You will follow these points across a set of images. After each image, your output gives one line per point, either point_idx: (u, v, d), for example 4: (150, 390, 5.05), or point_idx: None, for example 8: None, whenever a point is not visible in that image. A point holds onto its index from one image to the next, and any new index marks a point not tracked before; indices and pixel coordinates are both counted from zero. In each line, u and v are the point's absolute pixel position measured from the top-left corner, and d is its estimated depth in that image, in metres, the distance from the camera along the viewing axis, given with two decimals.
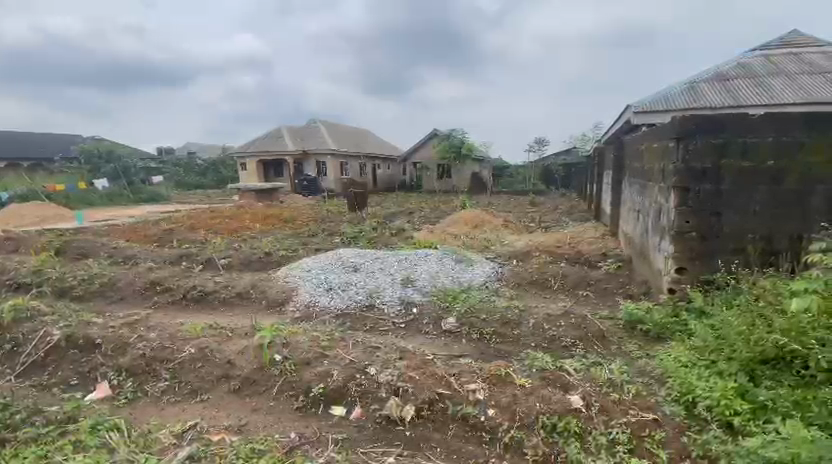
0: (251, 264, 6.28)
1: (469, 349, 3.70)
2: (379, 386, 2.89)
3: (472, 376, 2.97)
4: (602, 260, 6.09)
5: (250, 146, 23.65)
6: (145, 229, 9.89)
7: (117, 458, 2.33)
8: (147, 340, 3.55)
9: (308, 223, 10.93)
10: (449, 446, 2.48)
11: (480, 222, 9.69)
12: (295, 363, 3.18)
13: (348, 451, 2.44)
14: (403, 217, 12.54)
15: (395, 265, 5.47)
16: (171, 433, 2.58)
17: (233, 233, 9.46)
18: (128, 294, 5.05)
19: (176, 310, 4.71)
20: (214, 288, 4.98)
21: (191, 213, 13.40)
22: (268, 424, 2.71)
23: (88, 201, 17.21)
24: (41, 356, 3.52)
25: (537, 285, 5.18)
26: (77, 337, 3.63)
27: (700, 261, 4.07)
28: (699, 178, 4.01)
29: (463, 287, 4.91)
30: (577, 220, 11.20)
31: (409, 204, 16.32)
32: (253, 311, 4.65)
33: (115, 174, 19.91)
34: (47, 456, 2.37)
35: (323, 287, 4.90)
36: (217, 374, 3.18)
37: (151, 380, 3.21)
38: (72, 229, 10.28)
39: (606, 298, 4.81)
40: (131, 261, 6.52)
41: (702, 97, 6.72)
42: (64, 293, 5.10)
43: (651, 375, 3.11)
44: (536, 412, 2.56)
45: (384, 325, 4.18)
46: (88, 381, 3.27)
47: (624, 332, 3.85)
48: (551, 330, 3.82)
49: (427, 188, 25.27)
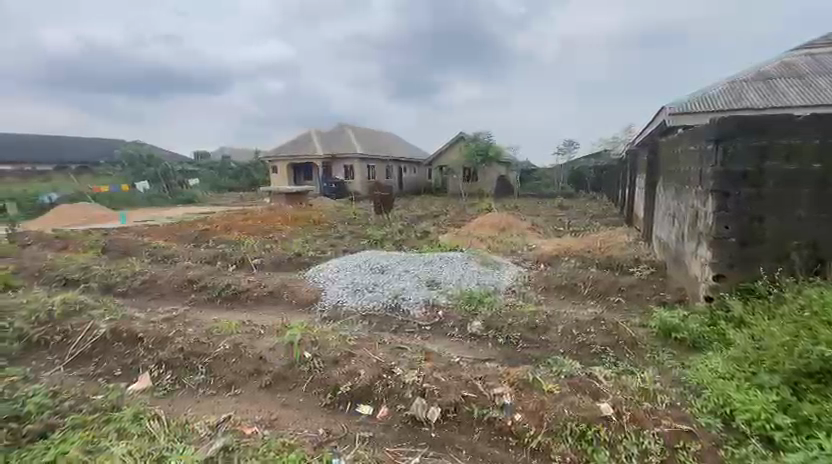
0: (281, 264, 6.46)
1: (495, 353, 3.68)
2: (405, 386, 2.91)
3: (498, 379, 2.95)
4: (634, 266, 5.91)
5: (281, 149, 24.32)
6: (182, 229, 10.34)
7: (158, 446, 2.45)
8: (185, 335, 3.72)
9: (335, 225, 11.13)
10: (474, 449, 2.48)
11: (506, 226, 9.60)
12: (322, 362, 3.25)
13: (374, 449, 2.48)
14: (428, 220, 12.56)
15: (420, 268, 5.50)
16: (206, 424, 2.69)
17: (264, 234, 9.75)
18: (167, 291, 5.30)
19: (211, 308, 4.91)
20: (246, 286, 5.15)
21: (225, 214, 13.92)
22: (297, 420, 2.79)
23: (130, 203, 18.15)
24: (88, 347, 3.74)
25: (566, 290, 5.08)
26: (121, 330, 3.84)
27: (741, 269, 3.88)
28: (739, 181, 3.85)
29: (488, 290, 4.89)
30: (607, 224, 10.92)
31: (434, 208, 16.35)
32: (283, 309, 4.79)
33: (155, 177, 20.90)
34: (93, 442, 2.52)
35: (350, 288, 4.98)
36: (249, 370, 3.29)
37: (188, 373, 3.36)
38: (116, 229, 10.89)
39: (639, 305, 4.67)
40: (170, 260, 6.85)
41: (742, 97, 6.43)
42: (109, 288, 5.40)
43: (686, 385, 3.00)
44: (564, 418, 2.52)
45: (410, 327, 4.20)
46: (131, 372, 3.46)
47: (657, 340, 3.73)
48: (580, 336, 3.75)
49: (452, 191, 25.19)
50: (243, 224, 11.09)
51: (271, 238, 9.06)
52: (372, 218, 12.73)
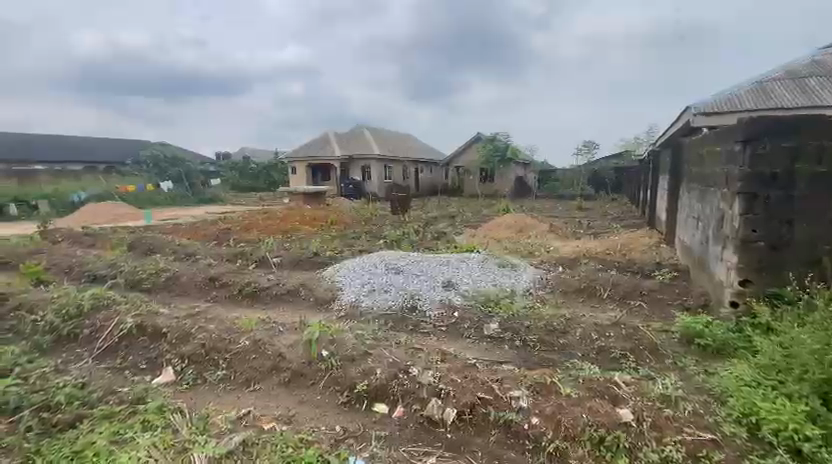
0: (299, 263, 6.56)
1: (512, 355, 3.65)
2: (421, 386, 2.92)
3: (515, 382, 2.93)
4: (656, 269, 5.78)
5: (300, 150, 24.67)
6: (204, 228, 10.60)
7: (181, 437, 2.52)
8: (207, 331, 3.81)
9: (352, 225, 11.23)
10: (490, 452, 2.47)
11: (524, 227, 9.51)
12: (340, 360, 3.29)
13: (390, 448, 2.50)
14: (445, 221, 12.54)
15: (437, 268, 5.50)
16: (227, 418, 2.76)
17: (283, 233, 9.90)
18: (189, 287, 5.43)
19: (232, 304, 5.03)
20: (266, 284, 5.24)
21: (245, 214, 14.21)
22: (314, 417, 2.83)
23: (154, 202, 18.71)
24: (115, 341, 3.87)
25: (585, 293, 5.00)
26: (146, 325, 3.96)
27: (769, 274, 3.75)
28: (768, 183, 3.72)
29: (506, 292, 4.85)
30: (628, 227, 10.70)
31: (450, 208, 16.34)
32: (301, 308, 4.86)
33: (179, 177, 21.47)
34: (120, 432, 2.61)
35: (366, 287, 5.02)
36: (268, 366, 3.36)
37: (210, 368, 3.44)
38: (142, 227, 11.25)
39: (660, 309, 4.56)
40: (192, 258, 7.03)
41: (771, 96, 6.21)
42: (135, 284, 5.57)
43: (709, 393, 2.93)
44: (583, 423, 2.49)
45: (425, 327, 4.21)
46: (155, 366, 3.57)
47: (679, 346, 3.64)
48: (599, 340, 3.70)
49: (469, 192, 25.11)
50: (262, 223, 11.30)
51: (290, 238, 9.21)
52: (389, 219, 12.80)
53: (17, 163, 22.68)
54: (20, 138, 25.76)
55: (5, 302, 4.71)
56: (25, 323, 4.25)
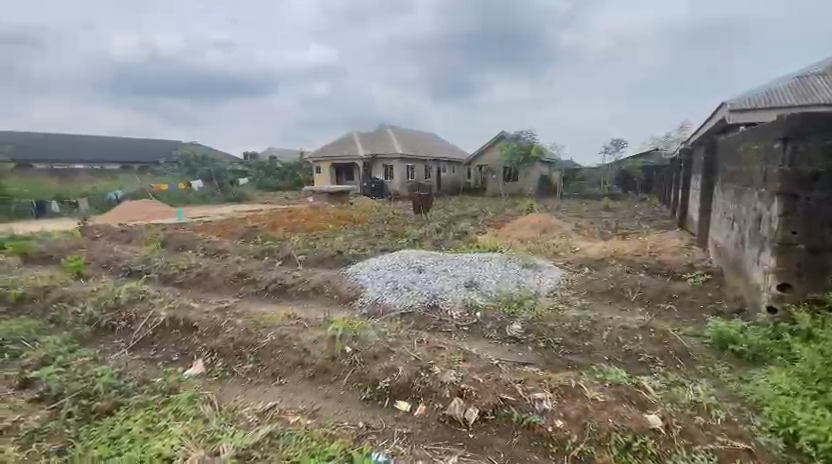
0: (323, 261, 6.66)
1: (535, 357, 3.60)
2: (443, 385, 2.92)
3: (539, 384, 2.89)
4: (687, 272, 5.57)
5: (324, 150, 25.03)
6: (232, 226, 10.91)
7: (210, 428, 2.61)
8: (236, 325, 3.93)
9: (375, 224, 11.33)
10: (513, 453, 2.44)
11: (548, 227, 9.36)
12: (363, 357, 3.33)
13: (412, 446, 2.51)
14: (467, 221, 12.48)
15: (459, 268, 5.49)
16: (254, 411, 2.84)
17: (308, 232, 10.07)
18: (219, 283, 5.61)
19: (258, 300, 5.16)
20: (292, 281, 5.35)
21: (271, 212, 14.53)
22: (337, 412, 2.88)
23: (186, 200, 19.39)
24: (149, 333, 4.04)
25: (612, 295, 4.89)
26: (179, 318, 4.12)
27: (810, 279, 3.56)
28: (810, 183, 3.54)
29: (529, 293, 4.79)
30: (658, 228, 10.38)
31: (473, 207, 16.25)
32: (326, 305, 4.94)
33: (208, 177, 22.15)
34: (153, 421, 2.72)
35: (389, 285, 5.06)
36: (293, 361, 3.43)
37: (238, 361, 3.55)
38: (174, 224, 11.67)
39: (692, 313, 4.40)
40: (222, 254, 7.25)
41: (815, 92, 5.89)
42: (167, 279, 5.79)
43: (744, 401, 2.81)
44: (609, 428, 2.43)
45: (447, 327, 4.20)
46: (186, 358, 3.70)
47: (711, 352, 3.51)
48: (626, 344, 3.61)
49: (492, 191, 24.88)
50: (288, 221, 11.54)
51: (314, 236, 9.36)
52: (412, 218, 12.85)
53: (60, 164, 23.94)
54: (62, 139, 27.12)
55: (50, 294, 4.99)
56: (67, 314, 4.48)
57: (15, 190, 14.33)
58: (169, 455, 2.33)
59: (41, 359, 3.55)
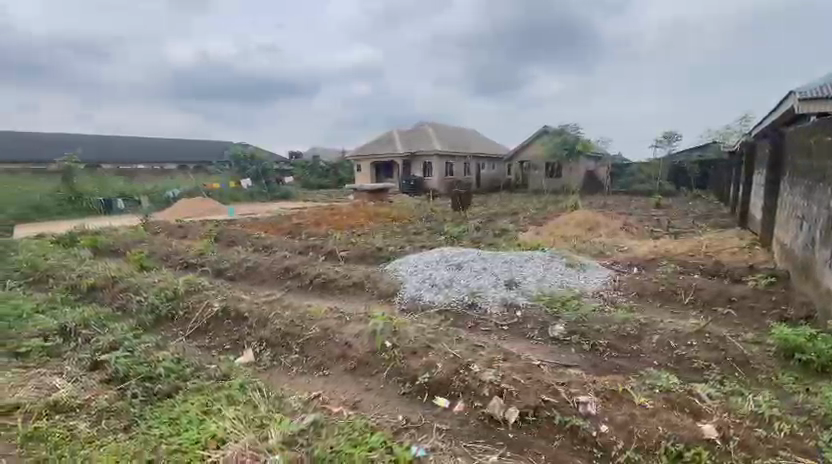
0: (364, 257, 6.80)
1: (579, 359, 3.50)
2: (483, 384, 2.91)
3: (582, 387, 2.81)
4: (749, 274, 5.18)
5: (364, 148, 25.45)
6: (278, 222, 11.37)
7: (260, 413, 2.75)
8: (283, 317, 4.11)
9: (415, 221, 11.40)
10: (554, 456, 2.40)
11: (594, 225, 9.02)
12: (402, 352, 3.38)
13: (451, 442, 2.53)
14: (508, 218, 12.28)
15: (499, 266, 5.42)
16: (299, 400, 2.96)
17: (349, 228, 10.30)
18: (267, 277, 5.87)
19: (303, 294, 5.35)
20: (334, 276, 5.51)
21: (314, 209, 15.00)
22: (378, 404, 2.95)
23: (236, 198, 20.39)
24: (204, 322, 4.31)
25: (663, 297, 4.65)
26: (231, 309, 4.37)
27: None
28: None
29: (573, 293, 4.66)
30: (715, 226, 9.72)
31: (514, 205, 15.93)
32: (366, 300, 5.04)
33: (257, 175, 23.04)
34: (208, 404, 2.91)
35: (427, 282, 5.08)
36: (336, 353, 3.55)
37: (284, 352, 3.71)
38: (226, 221, 12.32)
39: (753, 319, 4.10)
40: (269, 249, 7.58)
41: None
42: (220, 272, 6.14)
43: (812, 415, 2.60)
44: (658, 436, 2.33)
45: (487, 325, 4.17)
46: (238, 347, 3.93)
47: (774, 361, 3.26)
48: (678, 349, 3.43)
49: (534, 188, 24.30)
50: (330, 218, 11.85)
51: (355, 233, 9.54)
52: (451, 215, 12.81)
53: (124, 164, 25.95)
54: (127, 141, 29.33)
55: (117, 283, 5.43)
56: (132, 302, 4.88)
57: (87, 188, 15.69)
58: (223, 438, 2.48)
59: (110, 343, 3.89)
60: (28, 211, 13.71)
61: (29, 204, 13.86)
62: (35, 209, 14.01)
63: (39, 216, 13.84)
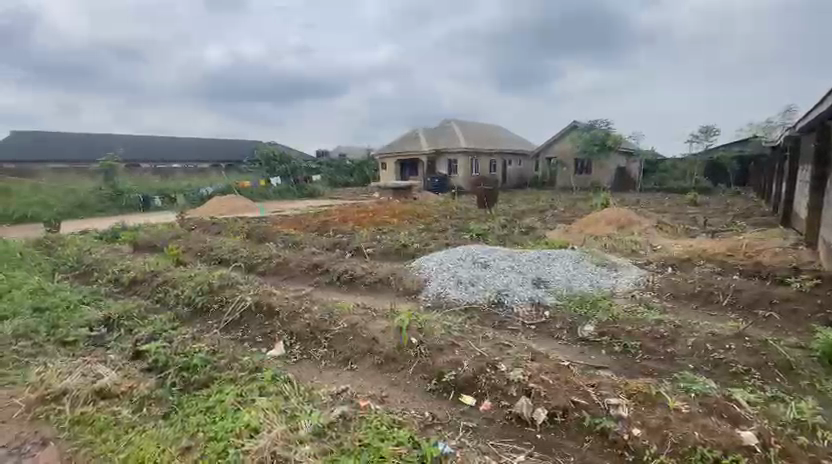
0: (390, 254, 6.86)
1: (609, 360, 3.42)
2: (510, 383, 2.90)
3: (613, 389, 2.74)
4: (792, 275, 4.92)
5: (390, 146, 25.58)
6: (306, 219, 11.60)
7: (291, 405, 2.84)
8: (311, 312, 4.21)
9: (440, 218, 11.39)
10: (583, 457, 2.37)
11: (625, 223, 8.76)
12: (429, 348, 3.40)
13: (478, 440, 2.53)
14: (535, 216, 12.08)
15: (526, 264, 5.35)
16: (328, 393, 3.04)
17: (375, 226, 10.41)
18: (296, 272, 6.02)
19: (331, 290, 5.45)
20: (361, 273, 5.58)
21: (341, 207, 15.22)
22: (404, 400, 2.98)
23: (265, 196, 20.95)
24: (237, 316, 4.47)
25: (699, 298, 4.48)
26: (262, 303, 4.51)
27: None
28: None
29: (603, 293, 4.55)
30: (755, 224, 9.26)
31: (541, 202, 15.66)
32: (392, 296, 5.09)
33: (286, 174, 23.58)
34: (242, 395, 3.02)
35: (453, 280, 5.07)
36: (363, 348, 3.60)
37: (313, 346, 3.81)
38: (256, 218, 12.68)
39: (797, 322, 3.90)
40: (297, 246, 7.76)
41: None
42: (251, 268, 6.34)
43: None
44: (694, 441, 2.25)
45: (513, 324, 4.13)
46: (269, 340, 4.05)
47: (820, 367, 3.10)
48: (715, 352, 3.30)
49: (562, 185, 23.80)
50: (356, 216, 12.00)
51: (381, 230, 9.63)
52: (477, 213, 12.72)
53: (161, 163, 27.08)
54: (163, 141, 30.57)
55: (155, 277, 5.69)
56: (170, 295, 5.11)
57: (127, 186, 16.48)
58: (256, 427, 2.58)
59: (150, 334, 4.09)
60: (74, 208, 14.53)
61: (74, 201, 14.67)
62: (80, 206, 14.82)
63: (84, 213, 14.64)
